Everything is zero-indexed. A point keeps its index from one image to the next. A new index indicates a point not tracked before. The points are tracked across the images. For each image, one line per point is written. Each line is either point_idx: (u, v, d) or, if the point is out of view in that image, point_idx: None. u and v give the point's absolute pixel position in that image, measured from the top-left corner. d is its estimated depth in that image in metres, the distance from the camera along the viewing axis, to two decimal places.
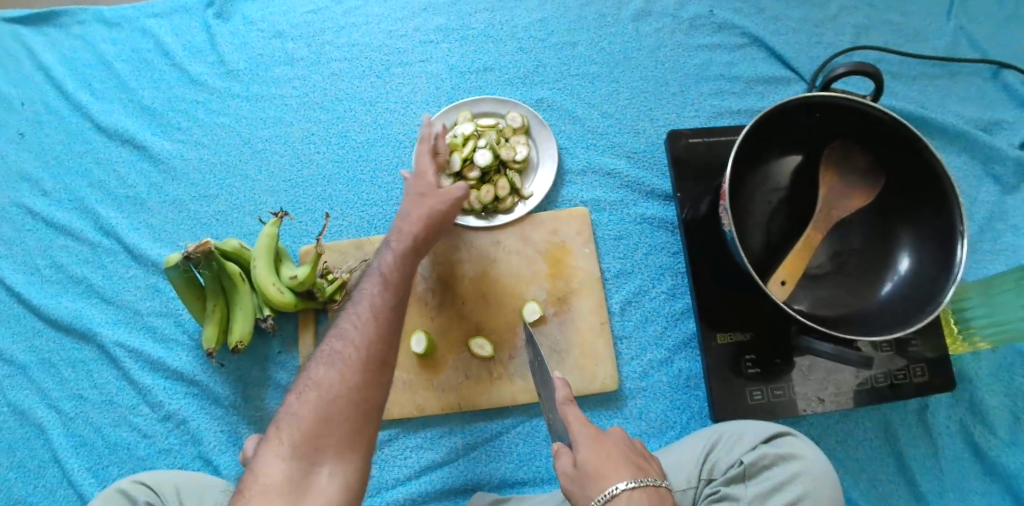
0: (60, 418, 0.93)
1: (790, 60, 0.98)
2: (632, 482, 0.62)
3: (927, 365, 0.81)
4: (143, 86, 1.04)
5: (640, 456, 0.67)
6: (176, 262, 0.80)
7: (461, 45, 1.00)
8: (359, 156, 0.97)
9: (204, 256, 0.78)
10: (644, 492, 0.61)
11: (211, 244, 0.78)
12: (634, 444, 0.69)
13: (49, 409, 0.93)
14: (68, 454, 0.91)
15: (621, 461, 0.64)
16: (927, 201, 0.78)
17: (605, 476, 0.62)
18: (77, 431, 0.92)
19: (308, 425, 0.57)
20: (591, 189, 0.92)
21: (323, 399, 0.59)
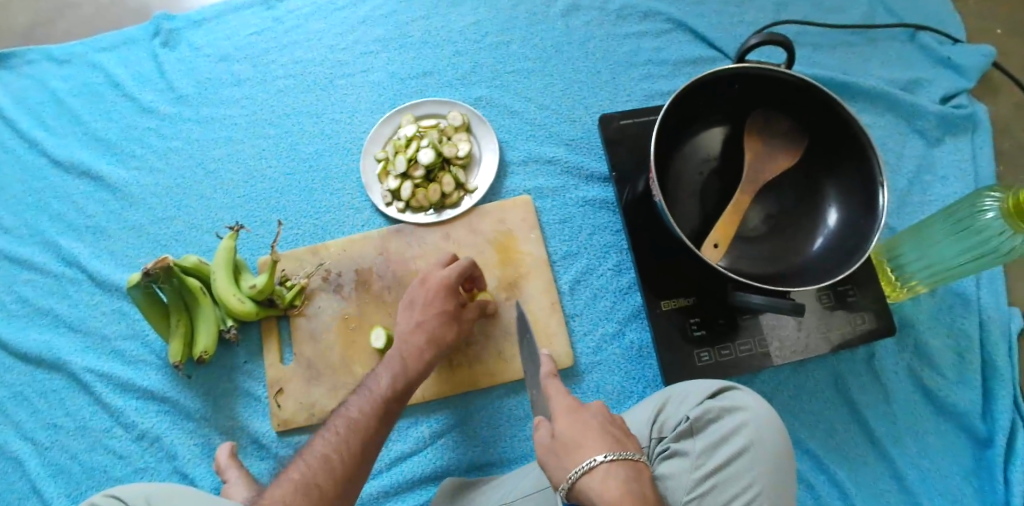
0: (36, 449, 0.94)
1: (713, 39, 1.02)
2: (612, 456, 0.58)
3: (868, 313, 0.85)
4: (95, 118, 1.09)
5: (624, 432, 0.64)
6: (137, 281, 0.82)
7: (401, 53, 1.04)
8: (309, 167, 1.00)
9: (163, 272, 0.81)
10: (625, 465, 0.58)
11: (169, 260, 0.81)
12: (616, 420, 0.65)
13: (25, 442, 0.95)
14: (46, 483, 0.92)
15: (600, 437, 0.61)
16: (848, 158, 0.82)
17: (583, 448, 0.60)
18: (53, 460, 0.94)
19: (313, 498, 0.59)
20: (533, 178, 0.95)
21: (312, 484, 0.60)
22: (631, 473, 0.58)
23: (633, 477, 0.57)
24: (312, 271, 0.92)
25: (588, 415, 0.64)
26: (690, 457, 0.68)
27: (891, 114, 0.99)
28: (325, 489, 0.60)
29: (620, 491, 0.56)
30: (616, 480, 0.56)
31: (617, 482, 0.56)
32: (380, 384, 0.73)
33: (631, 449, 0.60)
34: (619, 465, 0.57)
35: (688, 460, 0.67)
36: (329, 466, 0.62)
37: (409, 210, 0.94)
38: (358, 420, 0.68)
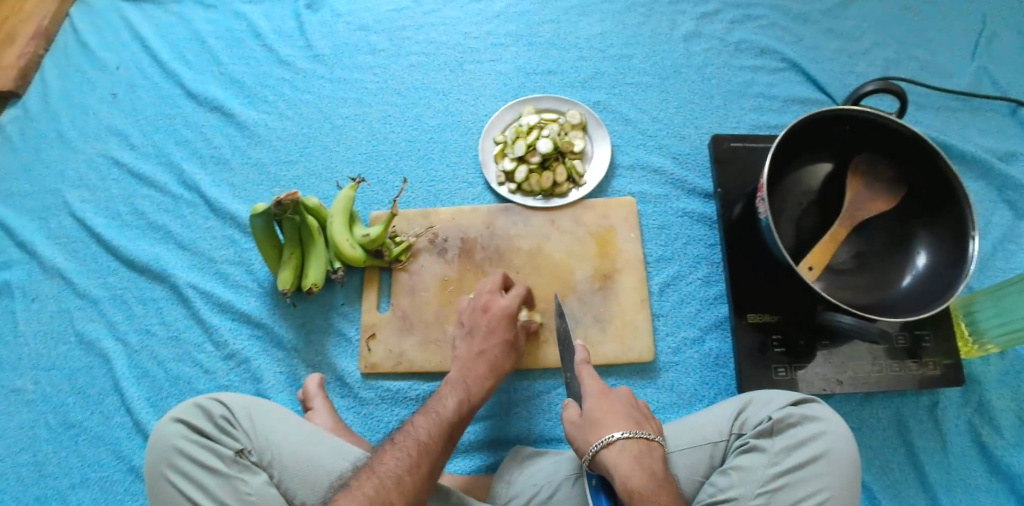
0: (124, 351, 1.00)
1: (824, 84, 1.08)
2: (630, 434, 0.69)
3: (941, 360, 0.88)
4: (234, 62, 1.18)
5: (648, 417, 0.74)
6: (263, 210, 0.87)
7: (529, 50, 1.12)
8: (430, 138, 1.07)
9: (291, 206, 0.85)
10: (638, 443, 0.68)
11: (299, 196, 0.85)
12: (642, 406, 0.76)
13: (115, 342, 1.01)
14: (129, 384, 0.98)
15: (628, 418, 0.71)
16: (944, 209, 0.86)
17: (606, 426, 0.70)
18: (140, 363, 1.00)
19: (425, 446, 0.70)
20: (639, 184, 1.01)
21: (412, 461, 0.68)
22: (644, 451, 0.68)
23: (644, 454, 0.67)
24: (421, 232, 0.98)
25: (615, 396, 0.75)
26: (768, 454, 0.70)
27: (984, 180, 1.01)
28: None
29: (632, 461, 0.66)
30: (629, 454, 0.67)
31: (629, 456, 0.67)
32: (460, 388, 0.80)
33: (649, 431, 0.71)
34: (635, 444, 0.68)
35: (765, 456, 0.70)
36: (401, 487, 0.65)
37: (519, 193, 1.00)
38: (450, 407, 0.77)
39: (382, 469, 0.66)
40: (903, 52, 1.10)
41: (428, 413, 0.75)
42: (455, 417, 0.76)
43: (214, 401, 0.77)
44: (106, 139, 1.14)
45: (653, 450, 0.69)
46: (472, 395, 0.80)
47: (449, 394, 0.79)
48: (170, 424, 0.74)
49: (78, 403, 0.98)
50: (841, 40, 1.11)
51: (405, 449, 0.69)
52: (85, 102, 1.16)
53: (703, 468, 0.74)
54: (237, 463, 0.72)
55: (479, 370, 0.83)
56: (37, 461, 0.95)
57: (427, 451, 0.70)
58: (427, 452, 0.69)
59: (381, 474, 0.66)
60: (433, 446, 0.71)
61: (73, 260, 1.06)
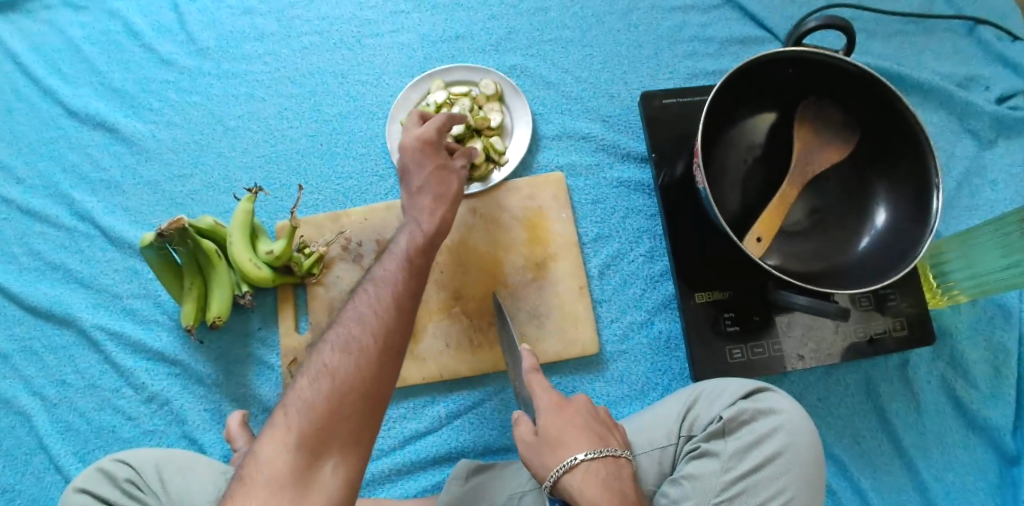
0: (43, 405, 0.91)
1: (764, 19, 0.96)
2: (597, 453, 0.62)
3: (906, 319, 0.81)
4: (112, 69, 1.03)
5: (613, 424, 0.67)
6: (151, 241, 0.77)
7: (432, 14, 0.98)
8: (333, 129, 0.95)
9: (178, 234, 0.76)
10: (607, 462, 0.61)
11: (185, 221, 0.75)
12: (607, 410, 0.68)
13: (33, 398, 0.92)
14: (54, 439, 0.89)
15: (593, 432, 0.64)
16: (903, 155, 0.77)
17: (571, 445, 0.62)
18: (62, 417, 0.91)
19: (318, 414, 0.52)
20: (567, 154, 0.91)
21: (300, 439, 0.51)
22: (612, 471, 0.61)
23: (613, 475, 0.61)
24: (331, 239, 0.88)
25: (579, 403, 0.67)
26: (720, 459, 0.63)
27: (944, 111, 0.92)
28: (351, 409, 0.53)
29: (600, 486, 0.60)
30: (597, 478, 0.60)
31: (597, 480, 0.60)
32: (359, 309, 0.58)
33: (616, 445, 0.64)
34: (602, 464, 0.61)
35: (718, 461, 0.63)
36: (343, 384, 0.54)
37: None
38: (351, 340, 0.56)
39: (317, 363, 0.55)
40: None
41: (374, 280, 0.61)
42: (372, 350, 0.55)
43: (118, 463, 0.73)
44: None
45: (623, 467, 0.62)
46: (382, 315, 0.57)
47: (353, 316, 0.58)
48: (72, 495, 0.70)
49: (7, 467, 0.90)
50: None
51: (345, 335, 0.56)
52: None
53: (654, 477, 0.67)
54: None
55: (390, 283, 0.60)
56: None
57: (368, 351, 0.55)
58: (383, 329, 0.57)
59: (326, 373, 0.54)
60: (377, 349, 0.56)
61: None
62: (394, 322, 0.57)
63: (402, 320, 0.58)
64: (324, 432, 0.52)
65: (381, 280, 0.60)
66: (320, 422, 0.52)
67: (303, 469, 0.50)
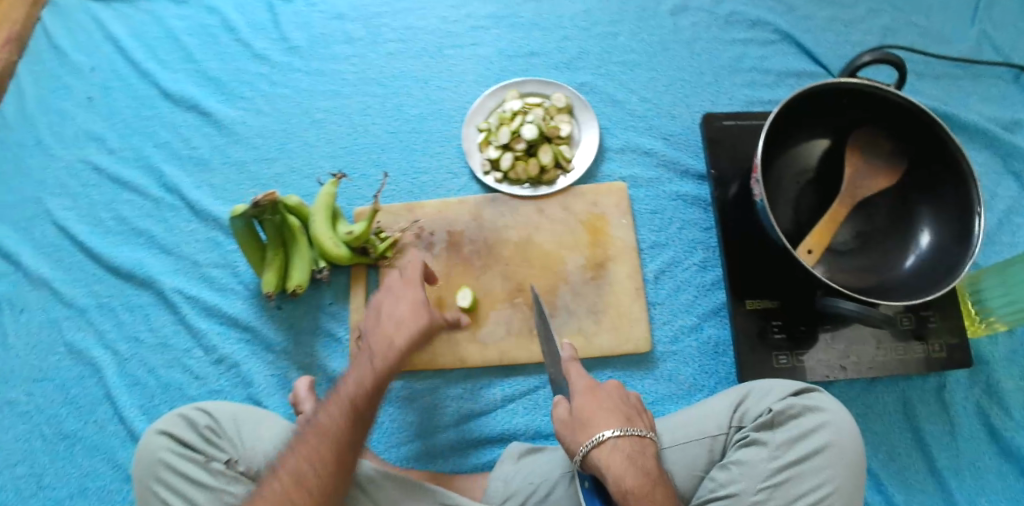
0: (114, 358, 0.98)
1: (819, 56, 1.03)
2: (625, 432, 0.65)
3: (946, 342, 0.86)
4: (208, 59, 1.13)
5: (639, 409, 0.71)
6: (242, 211, 0.84)
7: (510, 31, 1.07)
8: (412, 128, 1.03)
9: (270, 206, 0.82)
10: (634, 440, 0.65)
11: (277, 195, 0.82)
12: (635, 396, 0.72)
13: (105, 351, 0.99)
14: (121, 393, 0.96)
15: (622, 413, 0.68)
16: (948, 184, 0.83)
17: (602, 422, 0.66)
18: (130, 371, 0.97)
19: (334, 460, 0.63)
20: (629, 166, 0.98)
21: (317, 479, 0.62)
22: (638, 450, 0.65)
23: (637, 453, 0.65)
24: (406, 227, 0.95)
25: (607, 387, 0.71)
26: (768, 448, 0.68)
27: (988, 152, 0.98)
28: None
29: (626, 461, 0.63)
30: (624, 453, 0.64)
31: (622, 456, 0.64)
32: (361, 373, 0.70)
33: (642, 426, 0.68)
34: (629, 442, 0.65)
35: (766, 450, 0.68)
36: (301, 485, 0.61)
37: (505, 182, 0.97)
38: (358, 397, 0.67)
39: (281, 471, 0.62)
40: (900, 18, 1.05)
41: (368, 365, 0.70)
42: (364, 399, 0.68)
43: (198, 410, 0.74)
44: (83, 144, 1.10)
45: (647, 447, 0.66)
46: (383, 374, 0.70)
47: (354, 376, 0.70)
48: (153, 436, 0.71)
49: (70, 412, 0.96)
50: (835, 8, 1.06)
51: (308, 446, 0.63)
52: (59, 107, 1.12)
53: (702, 462, 0.72)
54: (225, 475, 0.70)
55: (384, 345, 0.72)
56: (34, 473, 0.93)
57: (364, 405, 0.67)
58: (327, 440, 0.64)
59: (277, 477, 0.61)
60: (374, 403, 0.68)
61: (58, 269, 1.03)
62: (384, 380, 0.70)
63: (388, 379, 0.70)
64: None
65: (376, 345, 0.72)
66: (331, 467, 0.63)
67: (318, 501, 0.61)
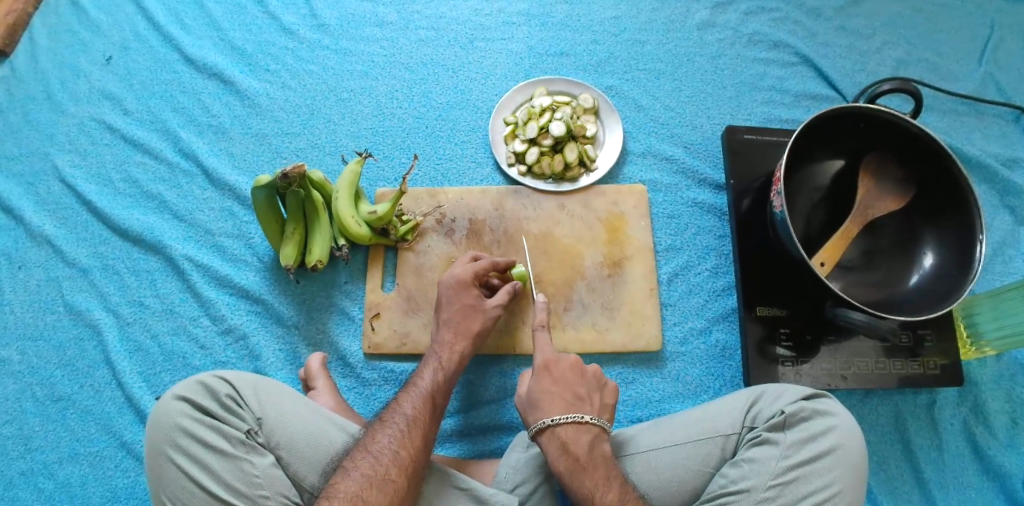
0: (116, 322, 0.95)
1: (834, 81, 1.07)
2: (562, 419, 0.73)
3: (940, 360, 0.90)
4: (234, 28, 1.12)
5: (592, 392, 0.77)
6: (268, 183, 0.82)
7: (541, 30, 1.09)
8: (439, 115, 1.04)
9: (298, 180, 0.80)
10: (570, 427, 0.72)
11: (305, 168, 0.80)
12: (589, 376, 0.78)
13: (107, 313, 0.95)
14: (122, 357, 0.92)
15: (566, 401, 0.75)
16: (952, 213, 0.87)
17: (543, 413, 0.74)
18: (132, 336, 0.94)
19: (417, 435, 0.72)
20: (650, 171, 1.00)
21: (399, 447, 0.70)
22: (573, 436, 0.72)
23: (571, 439, 0.72)
24: (428, 212, 0.96)
25: (560, 370, 0.79)
26: (779, 447, 0.70)
27: (986, 185, 1.03)
28: (399, 485, 0.67)
29: (559, 448, 0.71)
30: (557, 440, 0.72)
31: (557, 443, 0.72)
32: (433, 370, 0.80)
33: (584, 412, 0.74)
34: (566, 429, 0.72)
35: (777, 449, 0.70)
36: (398, 462, 0.69)
37: (529, 176, 0.98)
38: (432, 389, 0.78)
39: (376, 448, 0.70)
40: (911, 52, 1.11)
41: (441, 363, 0.81)
42: (437, 388, 0.78)
43: (219, 379, 0.74)
44: (98, 103, 1.08)
45: (587, 432, 0.72)
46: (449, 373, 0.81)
47: (426, 372, 0.80)
48: (171, 402, 0.71)
49: (65, 375, 0.93)
50: (852, 37, 1.11)
51: (396, 429, 0.72)
52: (76, 64, 1.10)
53: (713, 460, 0.74)
54: (245, 444, 0.70)
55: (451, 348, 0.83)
56: (21, 435, 0.90)
57: (433, 394, 0.78)
58: (415, 428, 0.73)
59: (375, 452, 0.69)
60: (442, 393, 0.79)
61: (62, 227, 1.00)
62: (450, 377, 0.81)
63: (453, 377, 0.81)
64: (369, 500, 0.65)
65: (445, 345, 0.83)
66: (417, 441, 0.71)
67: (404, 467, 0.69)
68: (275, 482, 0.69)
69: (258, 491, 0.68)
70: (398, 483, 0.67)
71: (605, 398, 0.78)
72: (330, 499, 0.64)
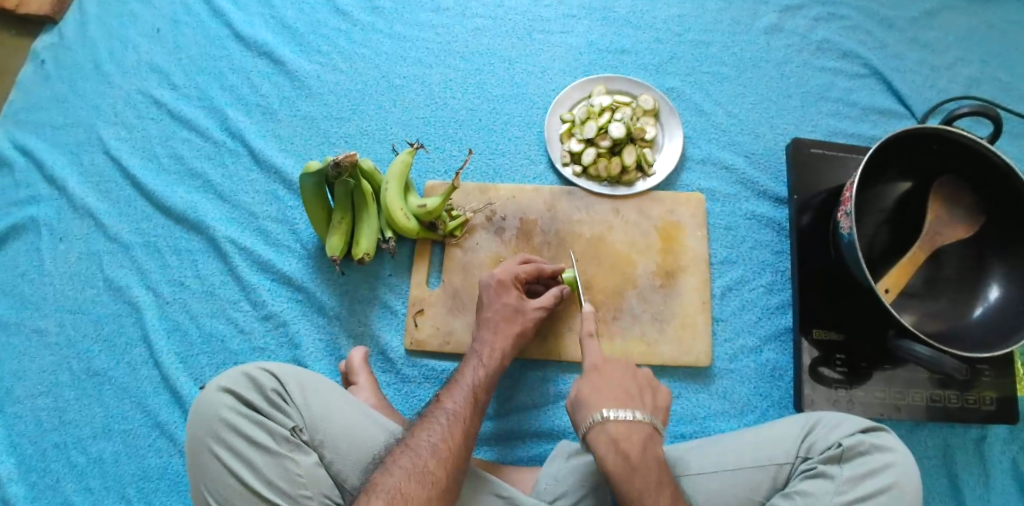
0: (156, 300, 0.93)
1: (905, 96, 1.03)
2: (613, 416, 0.67)
3: (997, 396, 0.87)
4: (286, 5, 1.08)
5: (644, 391, 0.71)
6: (318, 171, 0.79)
7: (602, 25, 1.06)
8: (493, 108, 1.01)
9: (350, 170, 0.76)
10: (604, 343, 0.76)
11: (358, 158, 0.76)
12: (642, 377, 0.72)
13: (146, 291, 0.94)
14: (160, 337, 0.91)
15: (604, 326, 0.79)
16: (1021, 245, 0.84)
17: (585, 333, 0.79)
18: (171, 315, 0.93)
19: (460, 431, 0.69)
20: (708, 180, 0.97)
21: (441, 443, 0.68)
22: (625, 434, 0.66)
23: (623, 436, 0.66)
24: (478, 208, 0.93)
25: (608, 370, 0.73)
26: (835, 482, 0.68)
27: None
28: (439, 477, 0.65)
29: (588, 354, 0.76)
30: (589, 349, 0.76)
31: (588, 350, 0.76)
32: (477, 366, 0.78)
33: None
34: (599, 345, 0.76)
35: (832, 483, 0.68)
36: (438, 454, 0.67)
37: (583, 177, 0.95)
38: (477, 384, 0.75)
39: (416, 442, 0.68)
40: (987, 70, 1.05)
41: (484, 356, 0.79)
42: (482, 385, 0.76)
43: (264, 373, 0.72)
44: (145, 75, 1.05)
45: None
46: (493, 368, 0.78)
47: (472, 367, 0.78)
48: (216, 394, 0.69)
49: (103, 351, 0.92)
50: (925, 51, 1.06)
51: (436, 424, 0.70)
52: (124, 34, 1.08)
53: (763, 489, 0.72)
54: (289, 442, 0.68)
55: (497, 340, 0.80)
56: (56, 407, 0.89)
57: (477, 388, 0.75)
58: (456, 422, 0.70)
59: (414, 447, 0.67)
60: (486, 387, 0.76)
61: (104, 200, 0.99)
62: (495, 371, 0.78)
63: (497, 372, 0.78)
64: (409, 493, 0.63)
65: (490, 338, 0.80)
66: (460, 437, 0.69)
67: (446, 463, 0.66)
68: (318, 483, 0.68)
69: (301, 490, 0.67)
70: (439, 476, 0.65)
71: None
72: (370, 494, 0.63)
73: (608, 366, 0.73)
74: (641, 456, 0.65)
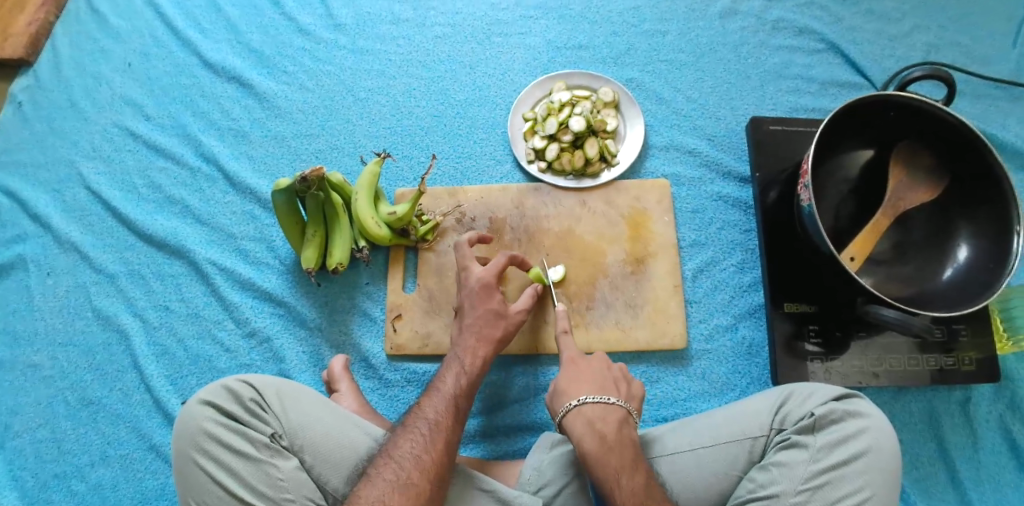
0: (144, 326, 0.96)
1: (863, 67, 1.04)
2: (590, 399, 0.70)
3: (976, 355, 0.87)
4: (251, 30, 1.11)
5: (618, 381, 0.74)
6: (287, 186, 0.81)
7: (559, 23, 1.08)
8: (458, 113, 1.03)
9: (317, 183, 0.78)
10: (597, 407, 0.69)
11: (324, 170, 0.78)
12: (615, 368, 0.75)
13: (134, 318, 0.96)
14: (149, 361, 0.93)
15: (592, 386, 0.72)
16: (982, 202, 0.84)
17: (570, 394, 0.71)
18: (158, 340, 0.95)
19: (442, 440, 0.70)
20: (672, 165, 0.99)
21: (420, 455, 0.69)
22: (601, 414, 0.69)
23: (599, 417, 0.68)
24: (448, 211, 0.95)
25: (585, 364, 0.75)
26: (809, 450, 0.68)
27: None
28: (422, 489, 0.66)
29: (585, 426, 0.68)
30: (584, 419, 0.68)
31: (583, 421, 0.68)
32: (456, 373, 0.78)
33: (610, 395, 0.71)
34: (593, 409, 0.69)
35: (807, 452, 0.68)
36: (420, 466, 0.68)
37: (549, 172, 0.97)
38: (457, 393, 0.76)
39: (398, 454, 0.69)
40: (943, 35, 1.06)
41: (463, 362, 0.79)
42: (461, 391, 0.77)
43: (243, 383, 0.74)
44: (120, 109, 1.09)
45: (614, 414, 0.69)
46: (473, 376, 0.78)
47: (451, 374, 0.78)
48: (196, 407, 0.71)
49: (95, 379, 0.94)
50: (879, 22, 1.07)
51: (418, 434, 0.71)
52: (98, 72, 1.11)
53: (741, 463, 0.72)
54: (269, 448, 0.70)
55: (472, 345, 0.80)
56: (53, 438, 0.91)
57: (456, 395, 0.76)
58: (438, 431, 0.71)
59: (397, 458, 0.68)
60: (461, 392, 0.77)
61: (89, 233, 1.01)
62: (474, 377, 0.78)
63: (476, 379, 0.79)
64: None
65: (467, 342, 0.81)
66: (442, 449, 0.70)
67: (428, 473, 0.67)
68: (301, 486, 0.69)
69: (283, 494, 0.68)
70: (422, 489, 0.66)
71: (633, 389, 0.75)
72: None
73: (618, 445, 0.66)
74: (617, 436, 0.67)
